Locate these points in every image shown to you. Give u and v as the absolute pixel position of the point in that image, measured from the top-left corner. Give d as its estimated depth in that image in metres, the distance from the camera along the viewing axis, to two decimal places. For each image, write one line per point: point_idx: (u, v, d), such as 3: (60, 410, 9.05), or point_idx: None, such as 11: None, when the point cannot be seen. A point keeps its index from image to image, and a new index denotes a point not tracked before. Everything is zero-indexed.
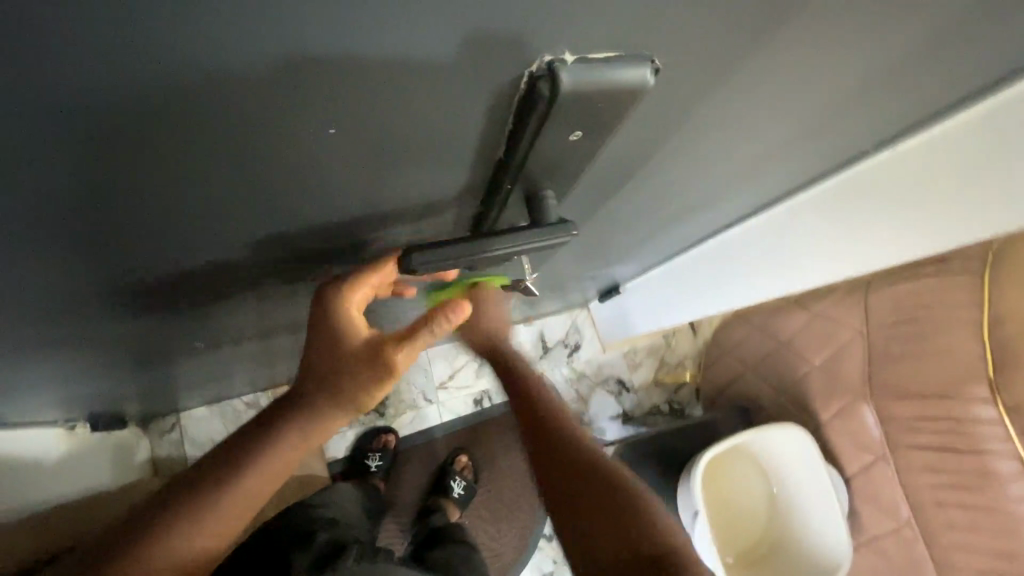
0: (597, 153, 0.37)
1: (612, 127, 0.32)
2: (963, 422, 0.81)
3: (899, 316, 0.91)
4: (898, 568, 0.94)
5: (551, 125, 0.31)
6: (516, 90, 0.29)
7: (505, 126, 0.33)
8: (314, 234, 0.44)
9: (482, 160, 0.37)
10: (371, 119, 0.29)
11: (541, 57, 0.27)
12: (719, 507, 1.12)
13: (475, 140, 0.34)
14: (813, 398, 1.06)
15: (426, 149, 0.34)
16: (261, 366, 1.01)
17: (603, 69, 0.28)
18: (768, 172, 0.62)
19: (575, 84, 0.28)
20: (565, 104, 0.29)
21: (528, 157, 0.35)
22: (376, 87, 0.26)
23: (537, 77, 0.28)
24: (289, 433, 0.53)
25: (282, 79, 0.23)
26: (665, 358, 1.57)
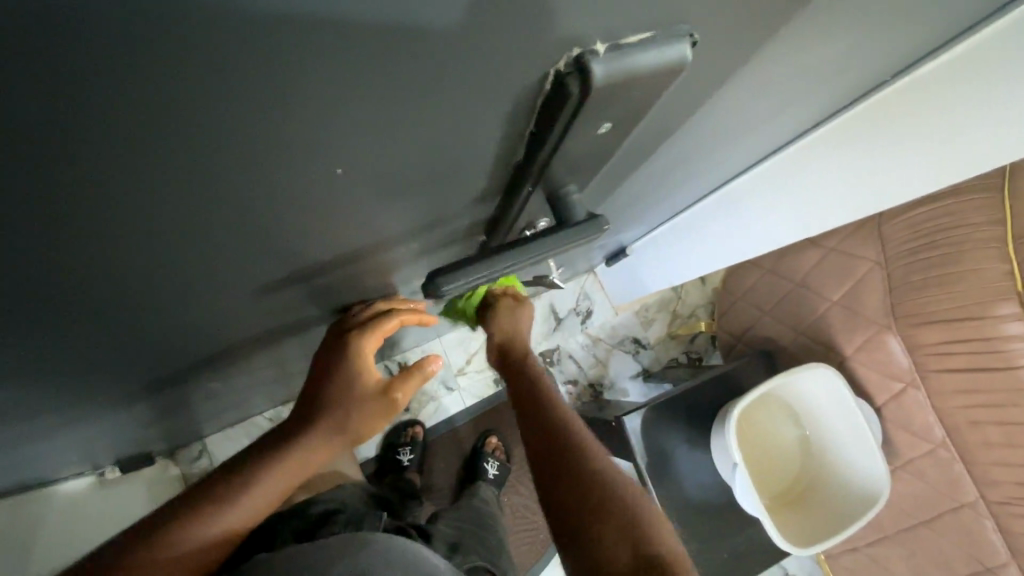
0: (618, 138, 0.34)
1: (640, 111, 0.30)
2: (994, 341, 0.80)
3: (920, 242, 0.89)
4: (936, 487, 0.95)
5: (579, 121, 0.29)
6: (540, 91, 0.28)
7: (527, 129, 0.31)
8: (321, 250, 0.41)
9: (500, 163, 0.35)
10: (381, 122, 0.26)
11: (569, 53, 0.25)
12: (755, 451, 1.15)
13: (493, 141, 0.32)
14: (834, 335, 1.06)
15: (435, 152, 0.31)
16: (279, 384, 0.99)
17: (637, 55, 0.26)
18: (783, 118, 0.58)
19: (609, 78, 0.26)
20: (597, 100, 0.27)
21: (552, 159, 0.33)
22: (383, 84, 0.23)
23: (565, 75, 0.26)
24: (292, 456, 0.51)
25: (287, 82, 0.21)
26: (677, 310, 1.56)
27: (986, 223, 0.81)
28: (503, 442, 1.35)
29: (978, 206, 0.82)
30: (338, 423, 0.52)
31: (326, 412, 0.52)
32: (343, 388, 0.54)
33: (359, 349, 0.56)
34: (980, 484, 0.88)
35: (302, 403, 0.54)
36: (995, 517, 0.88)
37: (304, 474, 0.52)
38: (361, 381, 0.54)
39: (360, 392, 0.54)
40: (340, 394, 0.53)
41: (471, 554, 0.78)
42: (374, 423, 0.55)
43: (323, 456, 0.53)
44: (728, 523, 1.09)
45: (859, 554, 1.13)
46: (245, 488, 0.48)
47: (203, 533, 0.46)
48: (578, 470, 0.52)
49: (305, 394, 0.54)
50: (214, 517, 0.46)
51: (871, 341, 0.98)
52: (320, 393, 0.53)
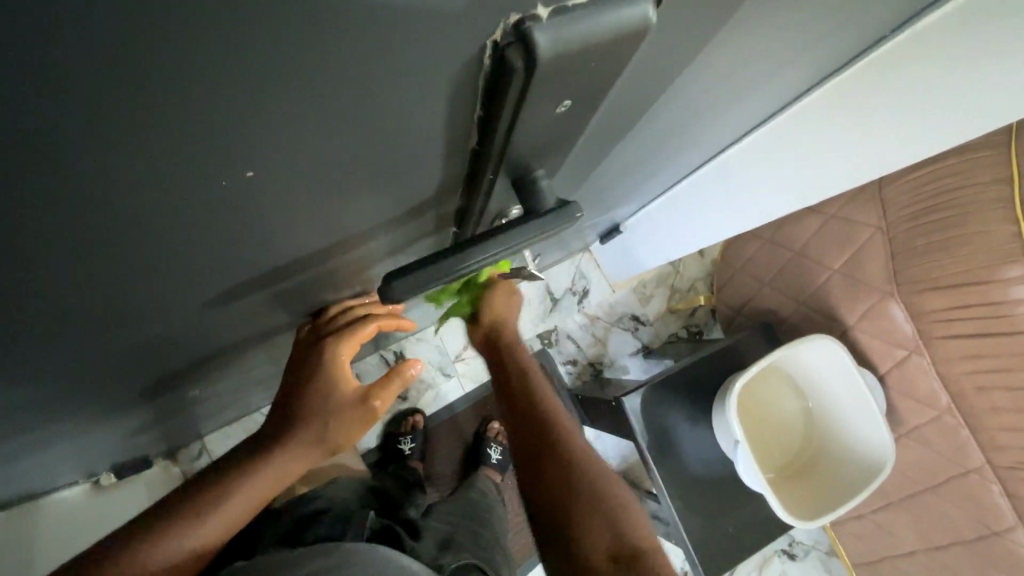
0: (585, 114, 0.31)
1: (603, 82, 0.27)
2: (1002, 306, 0.77)
3: (925, 205, 0.85)
4: (942, 454, 0.93)
5: (530, 99, 0.26)
6: (481, 68, 0.24)
7: (476, 112, 0.28)
8: (284, 255, 0.39)
9: (455, 151, 0.32)
10: (327, 125, 0.24)
11: (507, 21, 0.22)
12: (759, 426, 1.13)
13: (443, 129, 0.28)
14: (836, 304, 1.03)
15: (377, 150, 0.28)
16: (273, 382, 0.97)
17: (589, 20, 0.22)
18: (778, 79, 0.54)
19: (556, 48, 0.22)
20: (546, 73, 0.24)
21: (510, 142, 0.30)
22: (319, 85, 0.21)
23: (505, 46, 0.23)
24: (270, 466, 0.50)
25: (208, 92, 0.19)
26: (675, 285, 1.54)
27: (993, 182, 0.77)
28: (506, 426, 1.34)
29: (984, 164, 0.78)
30: (316, 433, 0.51)
31: (304, 423, 0.51)
32: (322, 397, 0.52)
33: (336, 358, 0.55)
34: (987, 449, 0.87)
35: (279, 412, 0.53)
36: (1002, 482, 0.86)
37: (284, 483, 0.51)
38: (340, 389, 0.53)
39: (337, 401, 0.52)
40: (319, 404, 0.52)
41: (461, 550, 0.76)
42: (355, 432, 0.53)
43: (301, 467, 0.52)
44: (734, 498, 1.09)
45: (865, 521, 1.13)
46: (221, 499, 0.48)
47: (180, 545, 0.46)
48: (558, 464, 0.56)
49: (282, 401, 0.53)
50: (188, 529, 0.46)
51: (874, 309, 0.95)
52: (296, 402, 0.52)
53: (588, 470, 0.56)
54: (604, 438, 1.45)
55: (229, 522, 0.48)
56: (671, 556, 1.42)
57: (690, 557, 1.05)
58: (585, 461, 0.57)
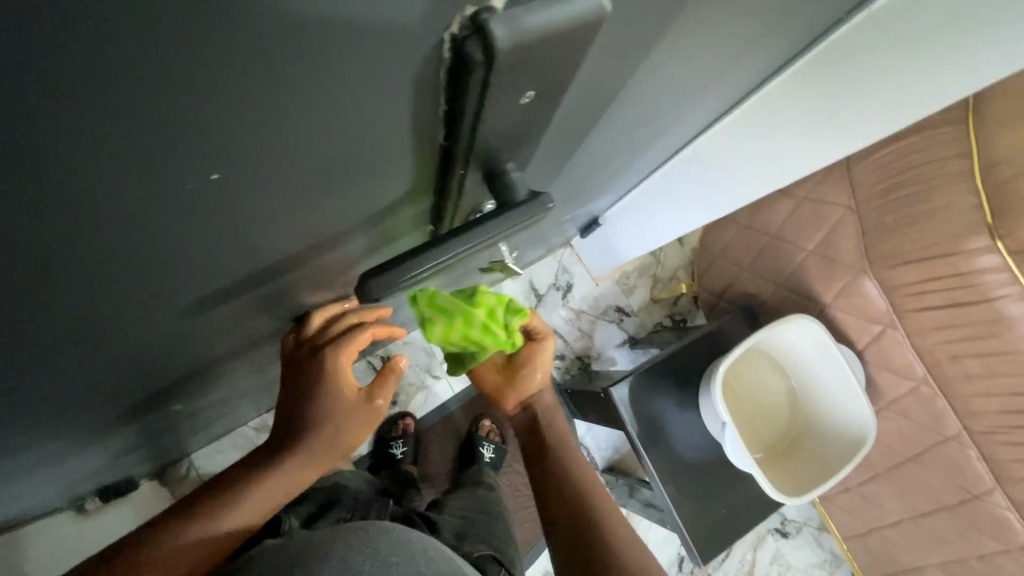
0: (549, 104, 0.31)
1: (563, 71, 0.28)
2: (968, 275, 0.79)
3: (891, 183, 0.87)
4: (920, 424, 0.96)
5: (494, 91, 0.26)
6: (442, 62, 0.24)
7: (440, 106, 0.28)
8: (255, 263, 0.38)
9: (424, 147, 0.32)
10: (293, 130, 0.24)
11: (463, 12, 0.22)
12: (746, 409, 1.15)
13: (409, 127, 0.29)
14: (812, 284, 1.05)
15: (345, 151, 0.28)
16: (259, 394, 0.96)
17: (543, 9, 0.22)
18: (740, 65, 0.55)
19: (513, 38, 0.23)
20: (506, 65, 0.24)
21: (477, 135, 0.30)
22: (280, 93, 0.21)
23: (463, 37, 0.23)
24: (282, 469, 0.53)
25: (169, 105, 0.19)
26: (657, 275, 1.56)
27: (955, 157, 0.79)
28: (497, 424, 1.35)
29: (944, 139, 0.81)
30: (326, 437, 0.53)
31: (313, 429, 0.53)
32: (329, 403, 0.53)
33: (338, 365, 0.55)
34: (963, 416, 0.90)
35: (291, 415, 0.54)
36: (979, 447, 0.89)
37: (298, 483, 0.54)
38: (346, 395, 0.54)
39: (343, 404, 0.54)
40: (325, 410, 0.53)
41: (478, 540, 0.80)
42: (361, 431, 0.55)
43: (313, 468, 0.54)
44: (724, 480, 1.10)
45: (852, 494, 1.16)
46: (239, 497, 0.52)
47: (219, 529, 0.51)
48: (586, 529, 0.68)
49: (289, 404, 0.54)
50: (210, 524, 0.51)
51: (848, 287, 0.98)
52: (302, 409, 0.53)
53: (612, 533, 0.68)
54: (595, 430, 1.46)
55: (247, 519, 0.52)
56: (666, 542, 1.44)
57: (686, 541, 1.06)
58: (612, 525, 0.69)
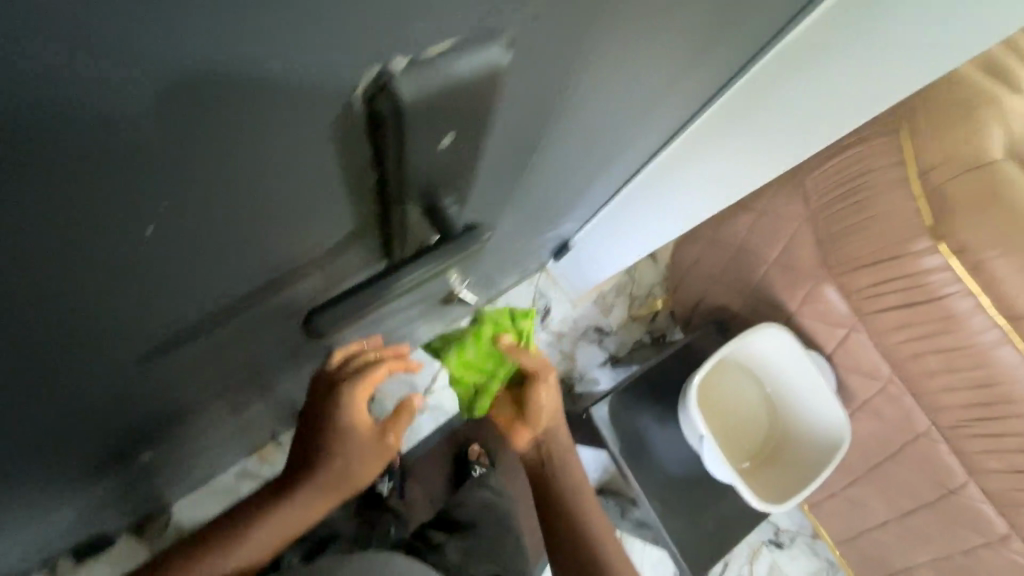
0: (472, 138, 0.34)
1: (475, 110, 0.30)
2: (917, 276, 0.82)
3: (837, 194, 0.90)
4: (892, 423, 0.99)
5: (411, 137, 0.28)
6: (357, 117, 0.26)
7: (364, 155, 0.30)
8: (210, 307, 0.39)
9: (358, 190, 0.34)
10: (231, 174, 0.26)
11: (367, 73, 0.24)
12: (725, 420, 1.16)
13: (342, 171, 0.31)
14: (777, 293, 1.09)
15: (284, 196, 0.30)
16: (237, 437, 0.95)
17: (442, 64, 0.25)
18: (677, 93, 0.59)
19: (418, 91, 0.25)
20: (416, 112, 0.27)
21: (405, 175, 0.33)
22: (207, 144, 0.23)
23: (371, 95, 0.25)
24: (296, 501, 0.65)
25: (98, 161, 0.20)
26: (634, 293, 1.59)
27: (893, 166, 0.83)
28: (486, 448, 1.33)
29: (882, 151, 0.84)
30: (333, 475, 0.66)
31: (322, 468, 0.65)
32: (336, 446, 0.65)
33: (347, 412, 0.65)
34: (931, 413, 0.92)
35: (310, 450, 0.66)
36: (950, 442, 0.92)
37: (309, 512, 0.67)
38: (353, 438, 0.66)
39: (352, 445, 0.66)
40: (334, 451, 0.65)
41: None
42: (365, 466, 0.68)
43: (320, 501, 0.67)
44: (710, 493, 1.11)
45: (838, 498, 1.17)
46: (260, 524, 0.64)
47: (235, 558, 0.63)
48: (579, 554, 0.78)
49: (307, 441, 0.67)
50: (231, 549, 0.63)
51: (811, 294, 1.01)
52: (318, 447, 0.65)
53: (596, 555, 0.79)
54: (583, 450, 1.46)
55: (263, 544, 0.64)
56: (662, 561, 1.43)
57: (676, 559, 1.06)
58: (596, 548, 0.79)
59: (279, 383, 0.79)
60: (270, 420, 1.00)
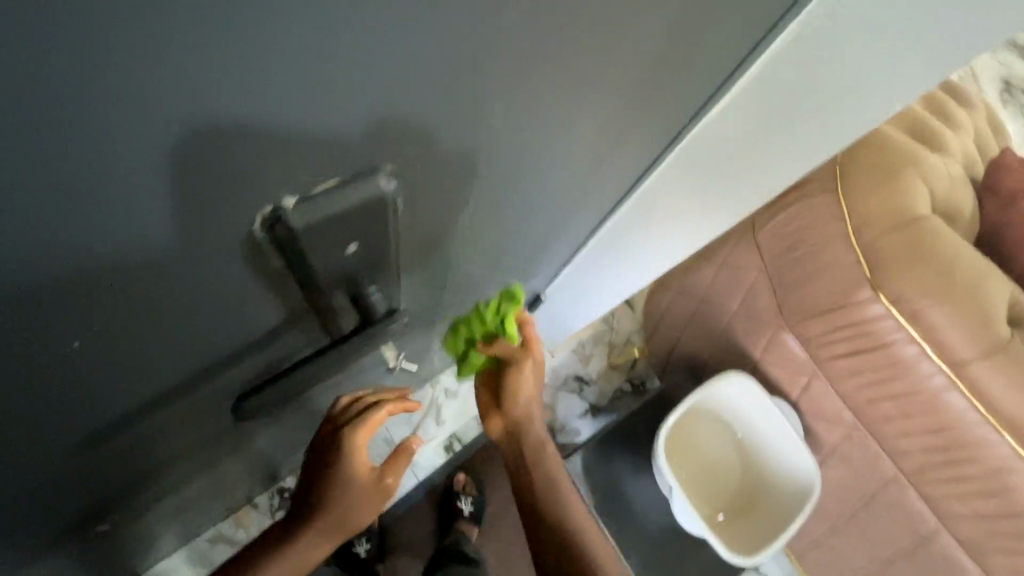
0: (386, 242, 0.40)
1: (371, 229, 0.36)
2: (864, 323, 0.86)
3: (785, 244, 0.94)
4: (862, 469, 1.00)
5: (314, 250, 0.34)
6: (263, 239, 0.33)
7: (282, 265, 0.36)
8: (160, 385, 0.42)
9: (282, 285, 0.39)
10: (147, 269, 0.29)
11: (263, 210, 0.30)
12: (698, 468, 1.18)
13: (258, 266, 0.35)
14: (741, 341, 1.12)
15: (206, 285, 0.33)
16: (207, 500, 0.95)
17: (329, 198, 0.32)
18: (611, 165, 0.64)
19: (305, 219, 0.31)
20: (310, 234, 0.33)
21: (318, 277, 0.38)
22: (116, 244, 0.26)
23: (271, 224, 0.32)
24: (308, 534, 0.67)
25: (13, 266, 0.24)
26: (612, 341, 1.62)
27: (833, 220, 0.87)
28: (473, 477, 1.38)
29: (823, 204, 0.89)
30: (338, 514, 0.66)
31: (325, 509, 0.66)
32: (338, 490, 0.65)
33: (347, 457, 0.64)
34: (895, 458, 0.93)
35: (311, 493, 0.66)
36: (918, 487, 0.92)
37: (323, 543, 0.69)
38: (354, 483, 0.65)
39: (353, 490, 0.65)
40: (336, 495, 0.65)
41: None
42: (370, 507, 0.67)
43: (332, 533, 0.69)
44: (688, 545, 1.10)
45: (821, 547, 1.16)
46: (279, 551, 0.69)
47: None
48: None
49: (309, 484, 0.66)
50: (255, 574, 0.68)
51: (773, 341, 1.05)
52: (319, 490, 0.65)
53: None
54: None
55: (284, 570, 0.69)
56: None
57: None
58: None
59: (246, 445, 0.80)
60: (241, 481, 1.00)
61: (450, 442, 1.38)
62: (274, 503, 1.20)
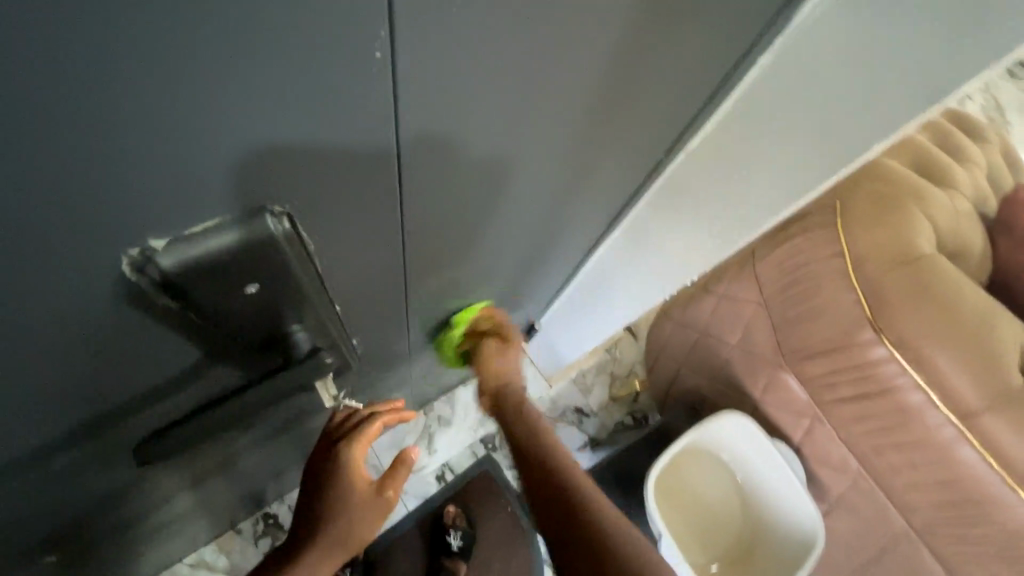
0: (293, 279, 0.37)
1: (266, 268, 0.34)
2: (866, 366, 0.81)
3: (784, 280, 0.91)
4: (869, 522, 0.93)
5: (198, 290, 0.32)
6: (138, 283, 0.30)
7: (171, 307, 0.33)
8: (82, 424, 0.40)
9: (184, 327, 0.36)
10: (51, 315, 0.28)
11: (127, 253, 0.27)
12: (695, 511, 1.12)
13: (160, 307, 0.32)
14: (741, 379, 1.07)
15: (123, 324, 0.32)
16: (182, 527, 0.93)
17: (204, 238, 0.29)
18: (587, 196, 0.62)
19: (178, 259, 0.29)
20: (187, 275, 0.30)
21: (212, 317, 0.35)
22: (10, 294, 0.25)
23: (140, 266, 0.29)
24: (303, 560, 0.62)
25: None
26: (614, 372, 1.57)
27: (831, 257, 0.84)
28: (464, 509, 1.30)
29: (822, 240, 0.85)
30: (338, 530, 0.62)
31: (323, 526, 0.62)
32: (336, 502, 0.62)
33: (346, 465, 0.63)
34: (904, 511, 0.87)
35: (308, 510, 0.63)
36: (929, 544, 0.85)
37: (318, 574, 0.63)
38: (354, 492, 0.63)
39: (353, 501, 0.62)
40: (335, 509, 0.62)
41: None
42: (371, 524, 0.63)
43: (328, 560, 0.63)
44: None
45: None
46: None
47: None
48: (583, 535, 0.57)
49: (304, 503, 0.64)
50: None
51: (773, 381, 1.00)
52: (316, 503, 0.62)
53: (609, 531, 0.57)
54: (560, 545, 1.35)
55: None
56: None
57: None
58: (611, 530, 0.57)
59: (217, 473, 0.78)
60: (220, 508, 0.99)
61: (443, 471, 1.36)
62: (258, 529, 1.18)
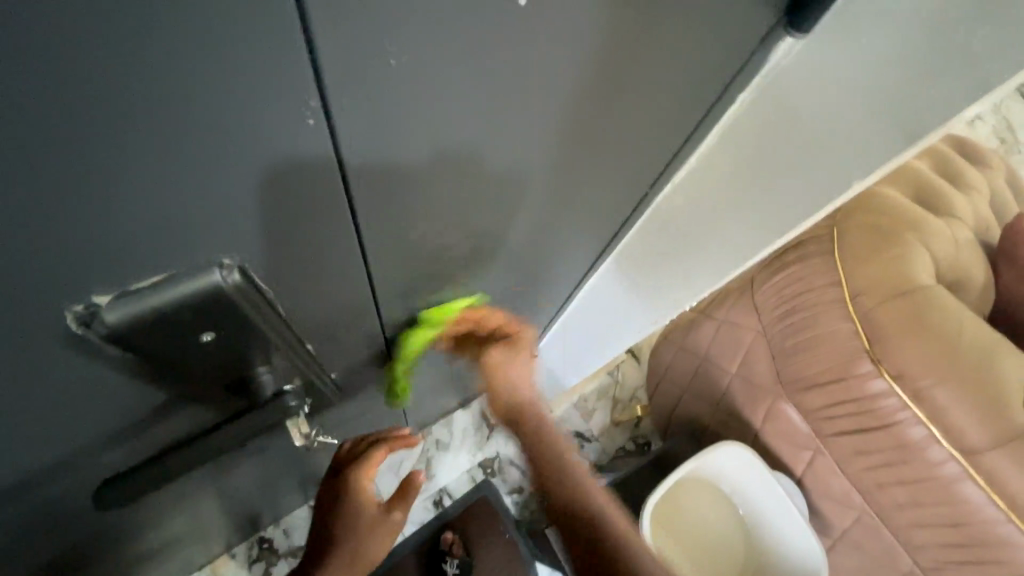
0: (251, 325, 0.37)
1: (220, 317, 0.34)
2: (866, 399, 0.79)
3: (782, 307, 0.89)
4: (876, 559, 0.90)
5: (151, 336, 0.32)
6: (86, 337, 0.29)
7: (125, 355, 0.33)
8: (50, 470, 0.39)
9: (144, 372, 0.36)
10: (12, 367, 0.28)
11: (71, 310, 0.27)
12: (694, 544, 1.09)
13: (118, 357, 0.33)
14: (741, 408, 1.05)
15: (86, 372, 0.32)
16: (173, 552, 0.93)
17: (150, 292, 0.29)
18: (575, 229, 0.62)
19: (125, 313, 0.29)
20: (137, 325, 0.30)
21: (168, 360, 0.35)
22: None
23: (85, 322, 0.28)
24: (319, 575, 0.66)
25: None
26: (616, 396, 1.55)
27: (829, 286, 0.82)
28: (462, 536, 1.26)
29: (820, 268, 0.83)
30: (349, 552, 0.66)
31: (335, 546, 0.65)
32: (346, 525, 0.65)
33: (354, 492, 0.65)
34: (910, 550, 0.84)
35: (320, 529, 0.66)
36: None
37: None
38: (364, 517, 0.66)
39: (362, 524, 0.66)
40: (346, 531, 0.65)
41: None
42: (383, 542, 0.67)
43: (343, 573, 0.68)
44: None
45: None
46: None
47: None
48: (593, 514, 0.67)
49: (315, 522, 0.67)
50: None
51: (773, 411, 0.97)
52: (327, 525, 0.66)
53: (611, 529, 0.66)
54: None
55: None
56: None
57: None
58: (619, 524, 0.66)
59: (206, 501, 0.78)
60: (212, 533, 0.98)
61: (440, 496, 1.34)
62: (252, 553, 1.17)
